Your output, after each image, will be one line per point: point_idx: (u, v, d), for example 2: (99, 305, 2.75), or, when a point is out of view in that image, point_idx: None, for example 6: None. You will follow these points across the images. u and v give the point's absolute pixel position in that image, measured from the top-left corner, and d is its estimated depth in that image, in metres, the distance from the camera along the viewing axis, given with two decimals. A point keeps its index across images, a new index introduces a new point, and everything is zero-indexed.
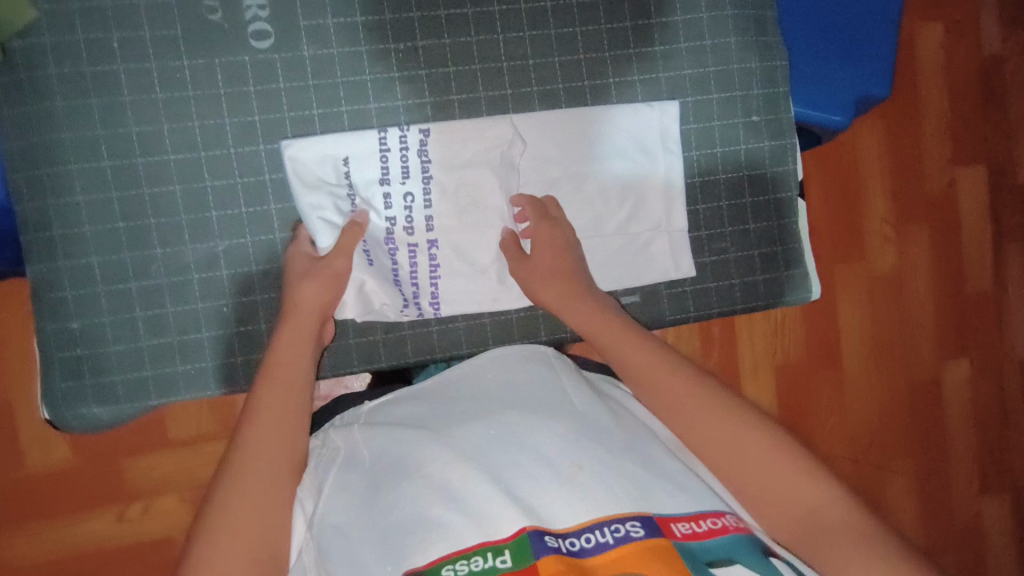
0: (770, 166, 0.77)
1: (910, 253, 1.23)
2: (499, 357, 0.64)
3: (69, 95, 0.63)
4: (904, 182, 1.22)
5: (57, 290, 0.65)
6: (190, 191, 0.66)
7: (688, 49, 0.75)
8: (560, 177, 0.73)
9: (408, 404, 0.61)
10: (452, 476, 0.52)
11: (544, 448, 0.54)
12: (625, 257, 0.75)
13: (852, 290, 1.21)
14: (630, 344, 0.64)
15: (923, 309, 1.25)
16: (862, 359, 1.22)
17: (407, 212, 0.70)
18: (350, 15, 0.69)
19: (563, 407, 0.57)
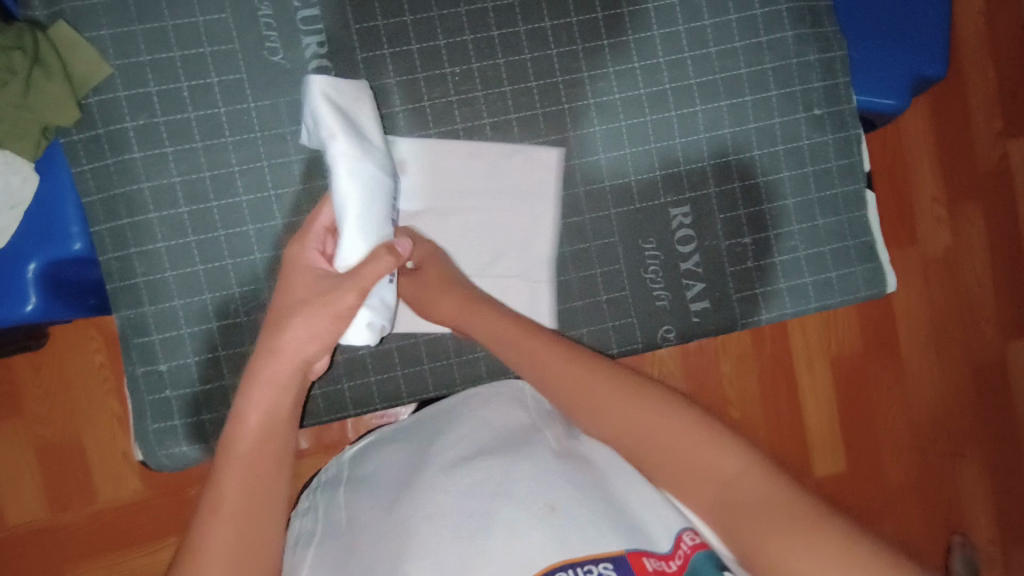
0: (836, 158, 0.75)
1: (967, 232, 1.20)
2: (481, 395, 0.60)
3: (145, 145, 0.65)
4: (956, 160, 1.19)
5: (143, 335, 0.66)
6: (262, 229, 0.67)
7: (745, 48, 0.73)
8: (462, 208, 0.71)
9: (387, 455, 0.57)
10: (418, 523, 0.44)
11: (513, 489, 0.44)
12: (510, 294, 0.73)
13: (908, 273, 1.19)
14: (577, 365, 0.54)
15: (982, 288, 1.21)
16: (923, 344, 1.19)
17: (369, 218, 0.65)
18: (405, 44, 0.69)
19: (528, 449, 0.48)
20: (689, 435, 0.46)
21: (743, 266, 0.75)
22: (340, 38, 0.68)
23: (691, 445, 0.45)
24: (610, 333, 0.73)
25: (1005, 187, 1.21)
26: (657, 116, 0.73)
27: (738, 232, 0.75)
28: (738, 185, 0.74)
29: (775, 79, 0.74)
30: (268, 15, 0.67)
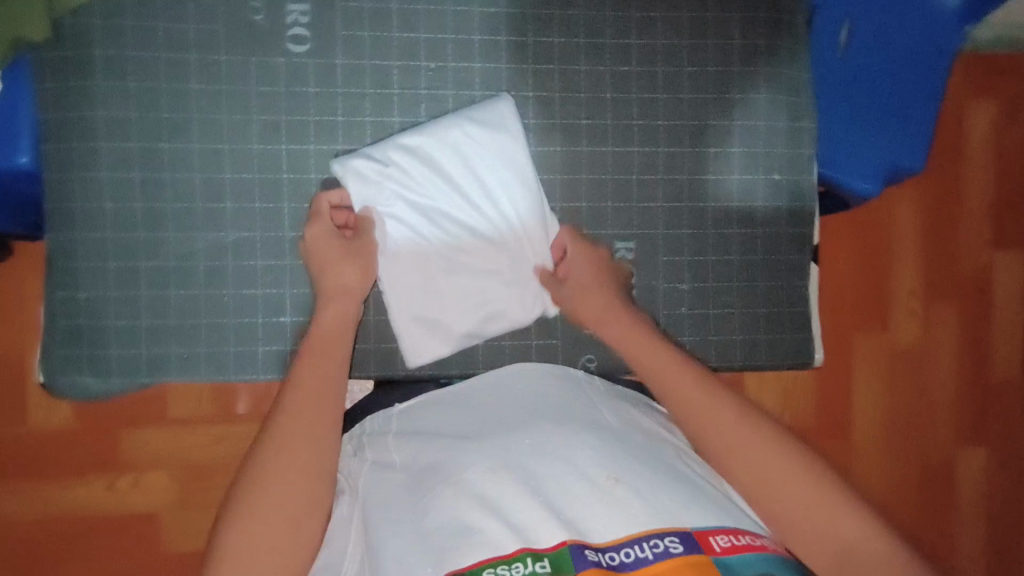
0: (787, 227, 0.76)
1: (937, 332, 1.20)
2: (532, 365, 0.64)
3: (109, 76, 0.66)
4: (936, 260, 1.19)
5: (70, 260, 0.67)
6: (208, 180, 0.68)
7: (716, 101, 0.75)
8: (464, 211, 0.70)
9: (439, 408, 0.61)
10: (485, 484, 0.50)
11: (578, 459, 0.51)
12: (426, 300, 0.69)
13: (871, 361, 1.18)
14: (676, 374, 0.58)
15: (944, 389, 1.21)
16: (873, 433, 1.19)
17: (428, 156, 0.69)
18: (385, 30, 0.70)
19: (599, 424, 0.55)
20: (746, 430, 0.53)
21: (677, 311, 0.75)
22: (323, 11, 0.69)
23: (737, 424, 0.54)
24: (531, 350, 0.75)
25: (984, 297, 1.21)
26: (617, 148, 0.74)
27: (678, 277, 0.75)
28: (687, 230, 0.75)
29: (740, 137, 0.75)
30: None
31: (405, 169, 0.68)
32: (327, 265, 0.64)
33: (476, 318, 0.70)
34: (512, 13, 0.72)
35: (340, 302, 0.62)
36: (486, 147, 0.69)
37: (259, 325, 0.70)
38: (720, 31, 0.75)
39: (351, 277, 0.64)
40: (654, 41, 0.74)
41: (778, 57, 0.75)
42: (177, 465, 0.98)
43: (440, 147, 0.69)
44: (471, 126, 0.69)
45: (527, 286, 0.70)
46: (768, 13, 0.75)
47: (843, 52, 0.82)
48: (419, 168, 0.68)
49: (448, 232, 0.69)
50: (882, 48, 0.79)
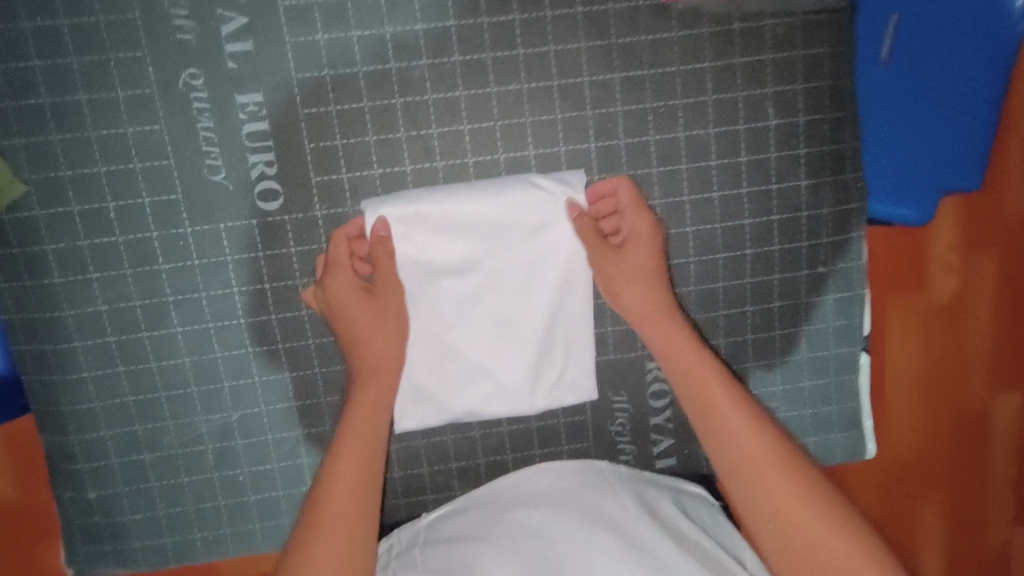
0: (834, 320, 0.69)
1: (987, 285, 0.77)
2: (558, 466, 0.64)
3: (67, 271, 0.59)
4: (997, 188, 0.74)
5: (71, 463, 0.63)
6: (199, 362, 0.62)
7: (752, 193, 0.65)
8: (497, 289, 0.63)
9: (465, 521, 0.61)
10: None
11: (597, 569, 0.51)
12: (438, 362, 0.64)
13: (906, 327, 0.78)
14: (729, 404, 0.53)
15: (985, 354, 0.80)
16: (915, 410, 0.80)
17: (473, 215, 0.61)
18: (365, 168, 0.61)
19: (618, 526, 0.56)
20: (787, 487, 0.49)
21: None
22: (291, 158, 0.60)
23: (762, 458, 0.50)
24: None
25: None
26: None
27: None
28: (722, 340, 0.68)
29: (780, 232, 0.66)
30: (209, 128, 0.58)
31: (439, 215, 0.61)
32: (360, 328, 0.59)
33: (474, 398, 0.66)
34: (509, 125, 0.62)
35: (379, 379, 0.58)
36: (551, 227, 0.62)
37: (281, 497, 0.66)
38: (753, 111, 0.64)
39: (388, 348, 0.59)
40: (674, 133, 0.64)
41: (821, 131, 0.65)
42: None
43: (488, 210, 0.61)
44: (541, 193, 0.62)
45: (541, 378, 0.66)
46: (810, 82, 0.64)
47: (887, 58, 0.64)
48: (472, 226, 0.62)
49: (475, 295, 0.63)
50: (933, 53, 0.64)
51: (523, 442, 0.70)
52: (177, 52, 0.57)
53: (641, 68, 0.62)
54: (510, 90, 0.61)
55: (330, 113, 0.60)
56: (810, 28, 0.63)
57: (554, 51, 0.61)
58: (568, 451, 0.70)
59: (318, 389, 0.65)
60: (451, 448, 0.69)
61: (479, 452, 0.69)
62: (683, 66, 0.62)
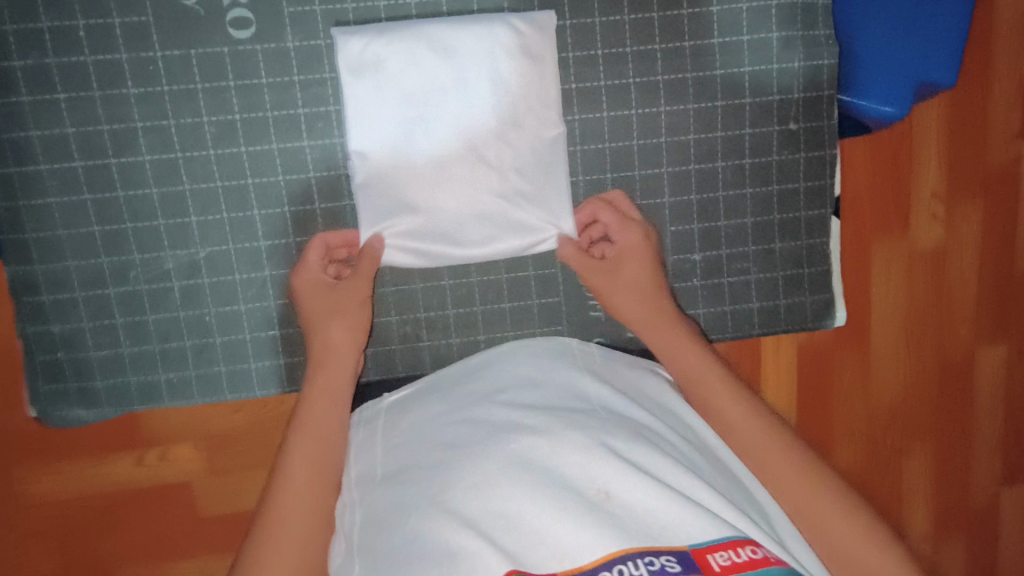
0: (805, 180, 0.70)
1: (963, 240, 0.95)
2: (527, 347, 0.61)
3: (35, 90, 0.59)
4: (965, 146, 0.91)
5: (34, 294, 0.63)
6: (166, 194, 0.62)
7: (723, 46, 0.66)
8: (461, 121, 0.61)
9: (429, 406, 0.58)
10: (475, 501, 0.46)
11: (566, 473, 0.48)
12: (399, 192, 0.62)
13: (888, 265, 0.93)
14: (691, 354, 0.60)
15: (966, 291, 0.96)
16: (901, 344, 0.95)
17: (443, 45, 0.61)
18: (339, 2, 0.62)
19: (594, 421, 0.52)
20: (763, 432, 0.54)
21: (688, 284, 0.70)
22: None
23: (752, 428, 0.54)
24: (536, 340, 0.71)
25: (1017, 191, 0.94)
26: (614, 112, 0.66)
27: (688, 248, 0.70)
28: (694, 196, 0.69)
29: (751, 85, 0.67)
30: None
31: (411, 42, 0.61)
32: (320, 319, 0.61)
33: (437, 239, 0.63)
34: None
35: (329, 364, 0.59)
36: (517, 67, 0.62)
37: (246, 339, 0.66)
38: None
39: (341, 333, 0.60)
40: None
41: None
42: (201, 434, 0.77)
43: (458, 42, 0.61)
44: (509, 29, 0.61)
45: (504, 223, 0.63)
46: None
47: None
48: (440, 62, 0.61)
49: (441, 130, 0.61)
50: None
51: (493, 293, 0.69)
52: None
53: None
54: None
55: None
56: None
57: None
58: (538, 305, 0.70)
59: (287, 229, 0.65)
60: (420, 296, 0.68)
61: (448, 303, 0.69)
62: None
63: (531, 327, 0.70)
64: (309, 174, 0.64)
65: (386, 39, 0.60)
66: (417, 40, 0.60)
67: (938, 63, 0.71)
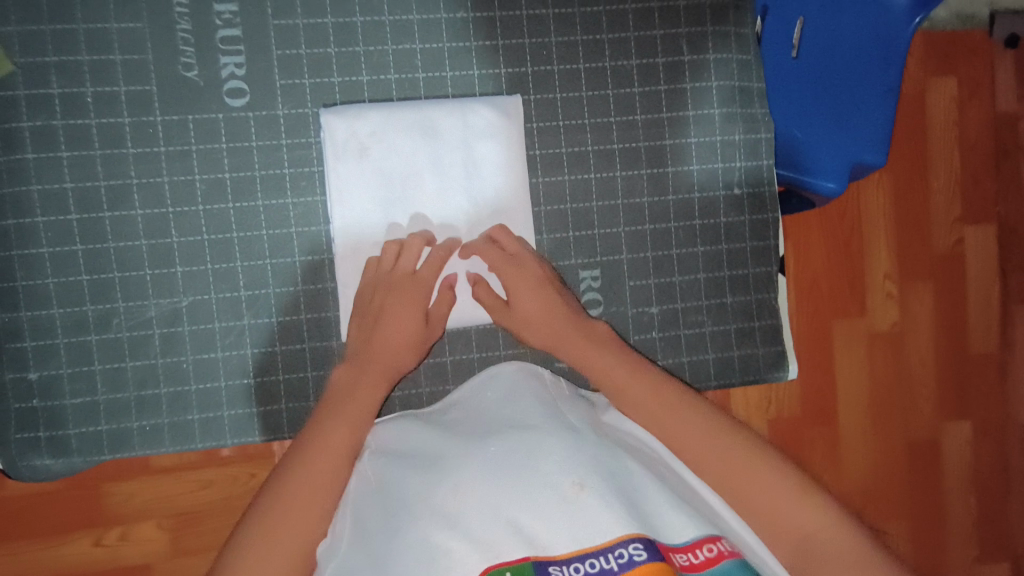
0: (750, 240, 0.76)
1: (913, 313, 1.19)
2: (501, 371, 0.65)
3: (40, 148, 0.64)
4: (906, 236, 1.18)
5: (17, 341, 0.65)
6: (156, 246, 0.66)
7: (670, 120, 0.74)
8: (439, 199, 0.70)
9: (407, 426, 0.60)
10: (454, 497, 0.48)
11: (541, 467, 0.49)
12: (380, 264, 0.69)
13: (850, 348, 1.17)
14: (644, 381, 0.60)
15: (924, 367, 1.20)
16: (861, 417, 1.18)
17: (423, 131, 0.69)
18: (326, 76, 0.69)
19: (564, 423, 0.55)
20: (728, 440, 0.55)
21: (648, 335, 0.74)
22: (258, 62, 0.67)
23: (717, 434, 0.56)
24: None
25: (958, 273, 1.21)
26: (574, 176, 0.73)
27: (645, 301, 0.74)
28: (650, 253, 0.74)
29: (697, 154, 0.74)
30: (186, 29, 0.66)
31: (390, 128, 0.68)
32: (384, 301, 0.66)
33: None
34: (455, 48, 0.71)
35: (346, 372, 0.63)
36: (492, 151, 0.70)
37: (221, 387, 0.68)
38: (669, 50, 0.73)
39: (405, 316, 0.65)
40: (602, 64, 0.73)
41: (730, 70, 0.74)
42: (167, 512, 0.92)
43: (438, 129, 0.69)
44: (481, 118, 0.70)
45: (484, 292, 0.71)
46: (717, 27, 0.74)
47: (796, 51, 0.83)
48: (421, 144, 0.69)
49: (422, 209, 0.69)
50: (829, 45, 0.79)
51: (462, 344, 0.73)
52: None
53: (571, 6, 0.72)
54: (458, 17, 0.71)
55: (297, 25, 0.68)
56: None
57: None
58: (505, 355, 0.73)
59: (267, 279, 0.68)
60: None
61: None
62: (608, 6, 0.72)
63: None
64: (292, 229, 0.69)
65: (368, 132, 0.68)
66: (396, 127, 0.68)
67: (874, 147, 0.77)
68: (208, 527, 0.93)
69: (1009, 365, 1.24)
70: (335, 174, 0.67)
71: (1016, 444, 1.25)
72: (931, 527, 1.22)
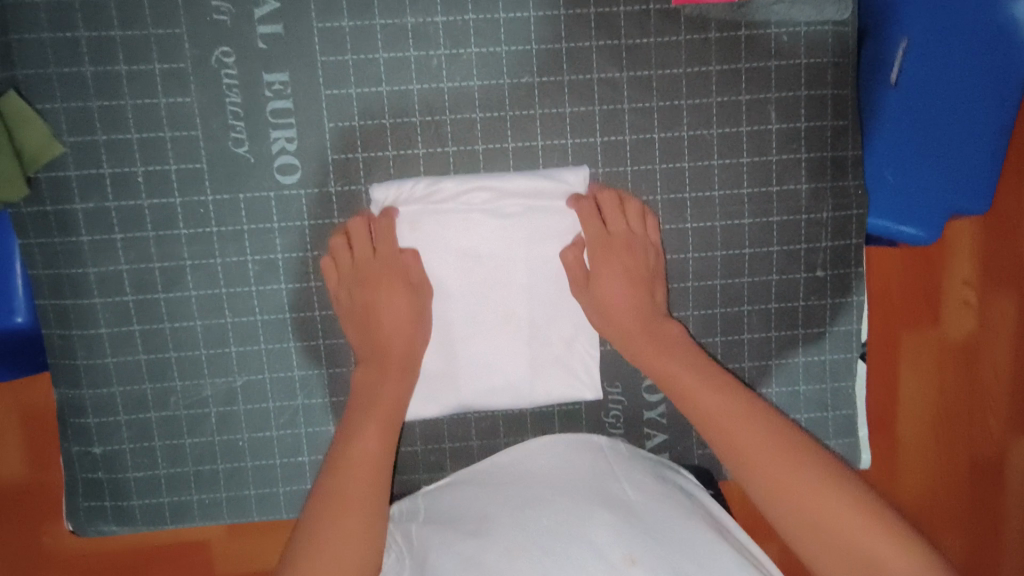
0: (831, 325, 0.70)
1: (998, 325, 0.98)
2: (553, 440, 0.66)
3: (94, 230, 0.62)
4: (1000, 236, 0.95)
5: (81, 416, 0.66)
6: (210, 326, 0.65)
7: (752, 195, 0.67)
8: (495, 277, 0.65)
9: (468, 492, 0.62)
10: (508, 563, 0.52)
11: (596, 539, 0.53)
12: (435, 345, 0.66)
13: (914, 358, 0.99)
14: (747, 424, 0.55)
15: (999, 380, 0.99)
16: (920, 430, 1.00)
17: (477, 207, 0.63)
18: (380, 149, 0.64)
19: (619, 499, 0.58)
20: (814, 482, 0.51)
21: None
22: (311, 136, 0.63)
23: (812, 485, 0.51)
24: None
25: None
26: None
27: None
28: (718, 338, 0.69)
29: (779, 233, 0.68)
30: (235, 102, 0.62)
31: (443, 205, 0.63)
32: (359, 271, 0.64)
33: (476, 389, 0.67)
34: (518, 116, 0.65)
35: (382, 368, 0.62)
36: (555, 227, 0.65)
37: (277, 464, 0.68)
38: (757, 115, 0.66)
39: (393, 298, 0.63)
40: (679, 132, 0.66)
41: (823, 138, 0.67)
42: None
43: (494, 203, 0.64)
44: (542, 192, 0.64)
45: (541, 373, 0.67)
46: (813, 90, 0.66)
47: (897, 75, 0.63)
48: (477, 219, 0.64)
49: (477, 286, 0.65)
50: (942, 70, 0.62)
51: (516, 426, 0.70)
52: (213, 31, 0.61)
53: (649, 68, 0.65)
54: (522, 83, 0.64)
55: (350, 95, 0.63)
56: (815, 36, 0.65)
57: (567, 49, 0.64)
58: None
59: (321, 360, 0.67)
60: (444, 426, 0.70)
61: (472, 435, 0.70)
62: (690, 67, 0.65)
63: None
64: None
65: (426, 192, 0.63)
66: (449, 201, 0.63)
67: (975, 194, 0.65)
68: None
69: None
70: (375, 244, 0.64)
71: None
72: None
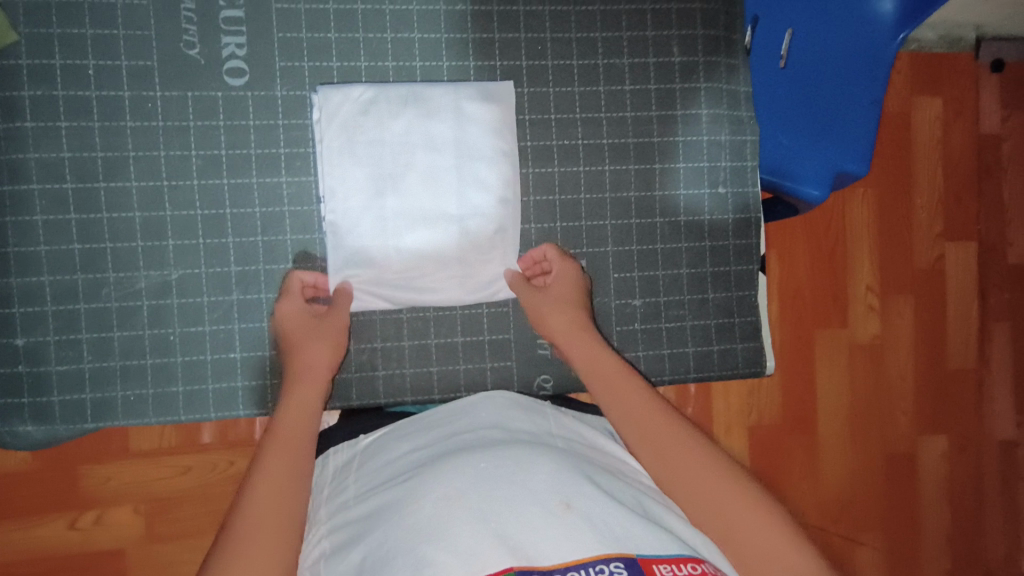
0: (733, 238, 0.78)
1: (896, 324, 1.15)
2: (495, 398, 0.62)
3: (39, 117, 0.65)
4: (892, 247, 1.15)
5: (5, 307, 0.65)
6: (148, 218, 0.67)
7: (660, 117, 0.76)
8: (424, 179, 0.70)
9: (403, 446, 0.57)
10: (441, 510, 0.44)
11: (531, 482, 0.46)
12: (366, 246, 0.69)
13: (831, 359, 1.13)
14: (629, 395, 0.60)
15: (904, 381, 1.16)
16: (840, 428, 1.14)
17: (410, 114, 0.70)
18: (325, 61, 0.70)
19: (557, 451, 0.52)
20: (695, 460, 0.54)
21: (630, 326, 0.76)
22: (259, 42, 0.69)
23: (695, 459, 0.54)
24: (487, 373, 0.74)
25: (937, 293, 1.17)
26: (538, 169, 0.74)
27: (628, 293, 0.76)
28: (634, 246, 0.76)
29: (685, 152, 0.76)
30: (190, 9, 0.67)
31: (382, 116, 0.69)
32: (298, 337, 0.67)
33: (407, 285, 0.71)
34: (454, 38, 0.72)
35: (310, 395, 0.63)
36: (482, 131, 0.71)
37: (208, 361, 0.69)
38: (661, 49, 0.76)
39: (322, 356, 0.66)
40: (595, 61, 0.75)
41: (719, 73, 0.77)
42: (144, 497, 0.90)
43: (426, 111, 0.70)
44: (469, 99, 0.71)
45: (468, 272, 0.72)
46: (707, 30, 0.76)
47: (784, 61, 0.80)
48: (412, 125, 0.70)
49: (405, 187, 0.70)
50: (819, 54, 0.78)
51: (446, 328, 0.74)
52: None
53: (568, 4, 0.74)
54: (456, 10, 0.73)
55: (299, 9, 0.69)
56: None
57: None
58: (489, 341, 0.74)
59: (258, 256, 0.69)
60: (377, 326, 0.73)
61: (404, 334, 0.73)
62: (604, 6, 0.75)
63: (480, 359, 0.74)
64: (284, 207, 0.70)
65: (361, 108, 0.69)
66: (389, 110, 0.70)
67: (855, 156, 0.77)
68: (185, 512, 0.91)
69: (986, 384, 1.20)
70: (327, 163, 0.68)
71: (992, 463, 1.21)
72: (912, 543, 1.18)
